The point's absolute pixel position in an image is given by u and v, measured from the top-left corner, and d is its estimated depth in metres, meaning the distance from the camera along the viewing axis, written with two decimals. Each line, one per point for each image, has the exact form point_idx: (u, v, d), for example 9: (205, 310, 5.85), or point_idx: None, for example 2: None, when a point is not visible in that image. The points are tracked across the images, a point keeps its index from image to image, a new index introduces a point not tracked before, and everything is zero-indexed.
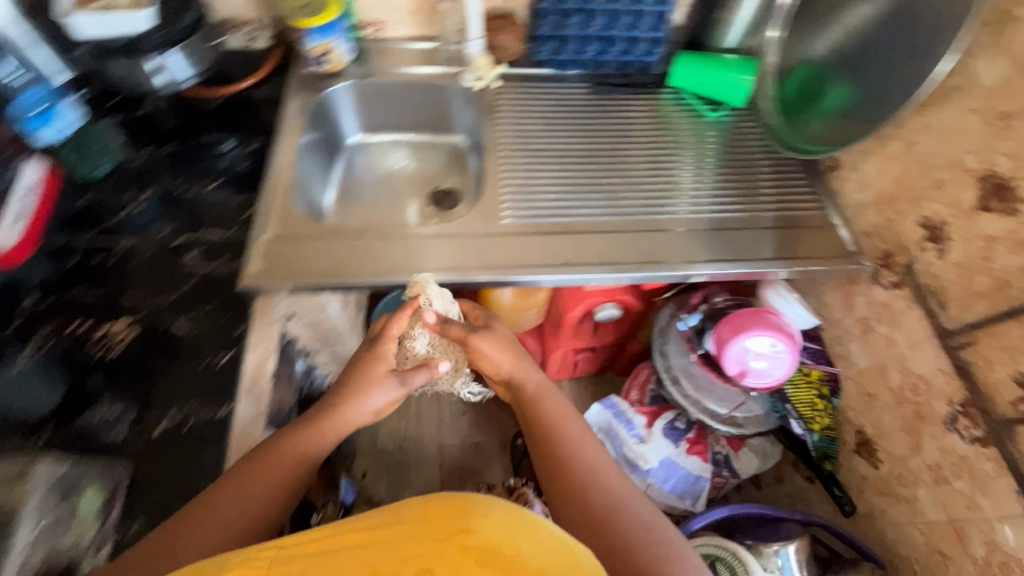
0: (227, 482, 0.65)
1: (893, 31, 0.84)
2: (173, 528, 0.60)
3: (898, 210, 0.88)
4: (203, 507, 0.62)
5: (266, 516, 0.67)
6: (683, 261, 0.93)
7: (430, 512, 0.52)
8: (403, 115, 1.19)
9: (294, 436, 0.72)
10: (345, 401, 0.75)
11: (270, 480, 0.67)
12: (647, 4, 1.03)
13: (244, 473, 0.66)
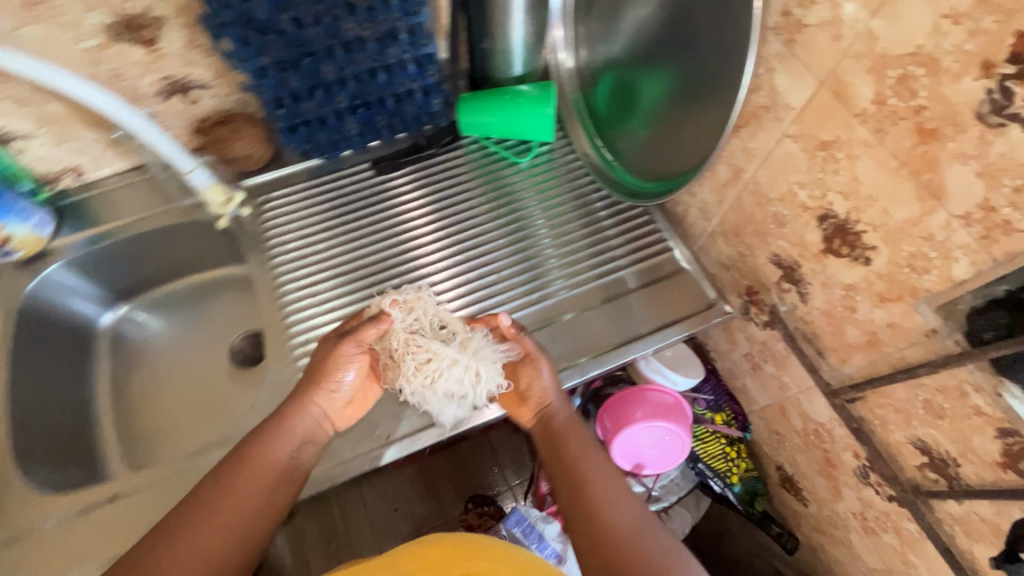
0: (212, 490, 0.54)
1: (679, 42, 0.67)
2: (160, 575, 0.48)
3: (747, 244, 0.73)
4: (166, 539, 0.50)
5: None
6: None
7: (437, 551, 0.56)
8: (163, 263, 0.93)
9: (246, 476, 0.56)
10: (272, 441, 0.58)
11: (247, 496, 0.54)
12: (397, 57, 0.82)
13: (226, 477, 0.55)
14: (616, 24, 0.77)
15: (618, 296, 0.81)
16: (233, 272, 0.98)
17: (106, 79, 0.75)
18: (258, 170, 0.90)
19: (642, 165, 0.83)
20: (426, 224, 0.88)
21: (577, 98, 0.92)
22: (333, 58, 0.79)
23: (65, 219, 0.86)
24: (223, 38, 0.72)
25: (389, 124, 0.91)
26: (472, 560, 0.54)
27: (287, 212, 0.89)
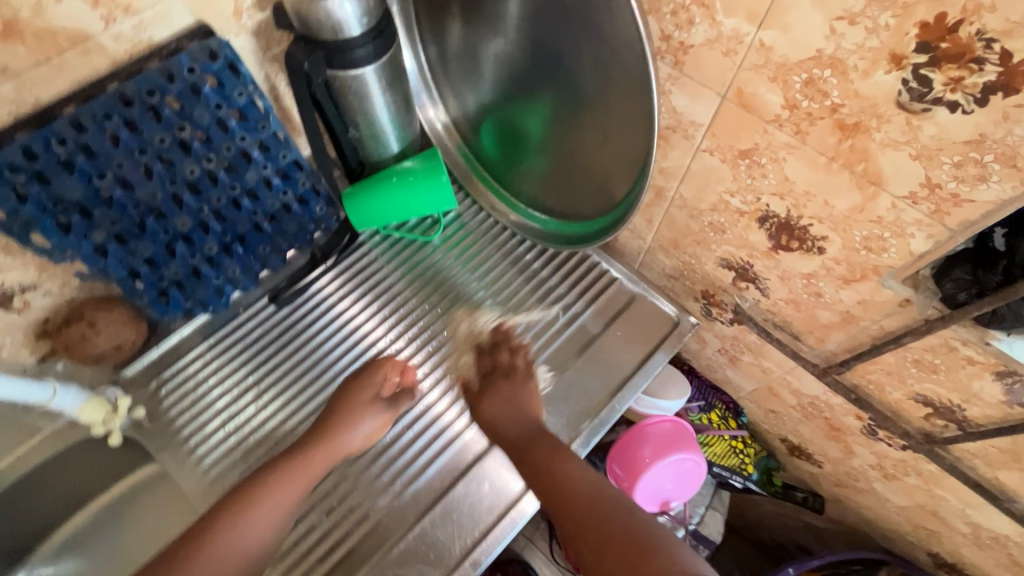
0: (255, 489, 0.59)
1: (561, 82, 0.62)
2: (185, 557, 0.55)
3: (690, 253, 0.71)
4: (214, 535, 0.56)
5: None
6: None
7: None
8: (50, 499, 0.74)
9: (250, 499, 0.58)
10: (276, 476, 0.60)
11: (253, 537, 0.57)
12: (256, 176, 0.70)
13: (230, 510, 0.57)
14: (483, 77, 0.72)
15: (589, 346, 0.76)
16: (138, 480, 0.79)
17: None
18: (136, 354, 0.75)
19: (557, 207, 0.78)
20: (356, 339, 0.77)
21: (467, 155, 0.86)
22: (182, 206, 0.66)
23: None
24: (33, 233, 0.57)
25: (276, 249, 0.78)
26: None
27: (192, 390, 0.74)
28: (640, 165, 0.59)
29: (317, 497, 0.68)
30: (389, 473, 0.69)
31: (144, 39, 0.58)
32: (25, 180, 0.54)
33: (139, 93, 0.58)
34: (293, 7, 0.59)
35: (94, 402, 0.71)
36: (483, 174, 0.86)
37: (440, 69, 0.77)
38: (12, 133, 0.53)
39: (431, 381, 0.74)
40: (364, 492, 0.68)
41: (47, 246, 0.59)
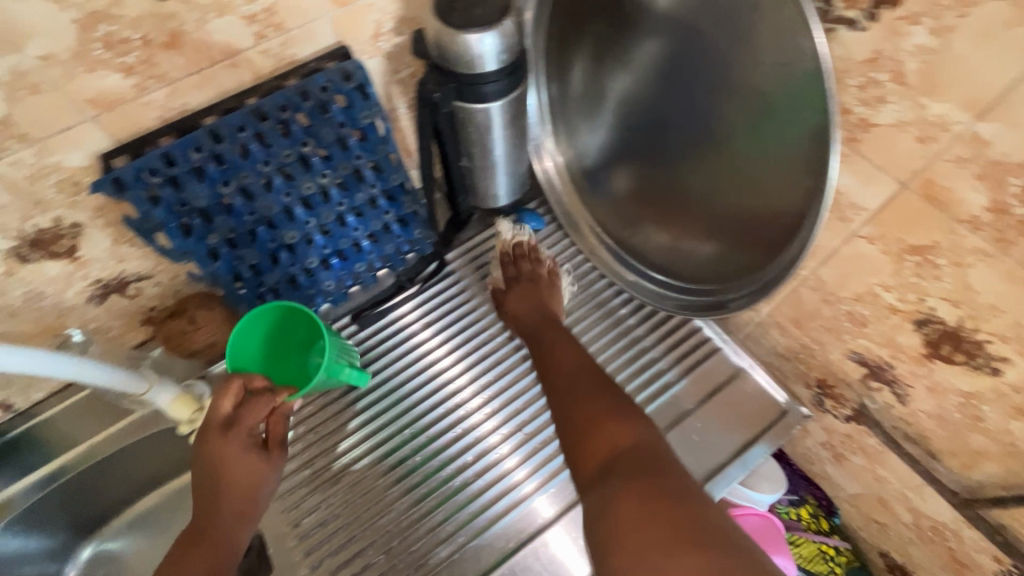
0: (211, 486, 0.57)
1: (705, 145, 0.59)
2: None
3: (813, 338, 0.64)
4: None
5: None
6: None
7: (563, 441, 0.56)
8: (131, 478, 0.78)
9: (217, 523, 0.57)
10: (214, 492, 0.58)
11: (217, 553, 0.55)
12: (364, 196, 0.70)
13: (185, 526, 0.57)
14: (603, 115, 0.71)
15: (680, 421, 0.70)
16: None
17: (22, 304, 0.61)
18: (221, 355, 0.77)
19: (667, 260, 0.73)
20: (436, 371, 0.76)
21: (571, 194, 0.82)
22: (293, 220, 0.67)
23: None
24: (157, 234, 0.59)
25: (371, 267, 0.78)
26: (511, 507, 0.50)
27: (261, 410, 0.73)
28: (786, 252, 0.55)
29: (379, 533, 0.67)
30: (452, 521, 0.67)
31: (288, 57, 0.59)
32: (158, 183, 0.55)
33: (274, 109, 0.58)
34: (433, 37, 0.58)
35: (157, 391, 0.66)
36: (588, 217, 0.82)
37: (551, 109, 0.76)
38: (158, 138, 0.55)
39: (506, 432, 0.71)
40: (426, 532, 0.66)
41: (167, 247, 0.61)
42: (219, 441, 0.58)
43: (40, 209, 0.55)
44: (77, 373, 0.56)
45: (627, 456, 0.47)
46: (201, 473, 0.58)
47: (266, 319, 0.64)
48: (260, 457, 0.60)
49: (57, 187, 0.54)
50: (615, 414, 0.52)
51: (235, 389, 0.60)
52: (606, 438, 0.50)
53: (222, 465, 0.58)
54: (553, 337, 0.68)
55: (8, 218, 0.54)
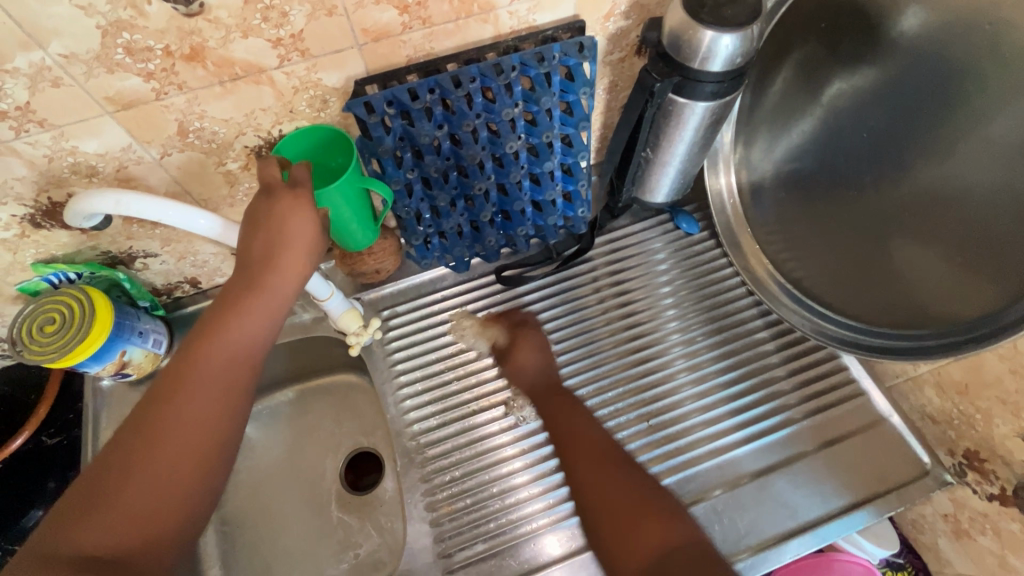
0: (260, 244, 0.55)
1: (934, 187, 0.59)
2: (161, 390, 0.52)
3: (980, 408, 0.63)
4: (187, 367, 0.53)
5: (182, 454, 0.50)
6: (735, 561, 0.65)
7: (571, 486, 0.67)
8: (274, 372, 0.86)
9: (190, 351, 0.53)
10: (256, 268, 0.55)
11: (222, 363, 0.54)
12: (548, 167, 0.72)
13: (229, 300, 0.55)
14: (799, 126, 0.70)
15: (799, 459, 0.70)
16: (339, 380, 0.90)
17: (242, 197, 0.68)
18: (380, 283, 0.82)
19: (833, 293, 0.71)
20: (564, 342, 0.80)
21: (735, 207, 0.80)
22: (484, 173, 0.70)
23: (177, 332, 0.80)
24: (374, 159, 0.64)
25: (527, 233, 0.81)
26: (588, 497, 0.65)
27: (396, 346, 0.79)
28: (1004, 312, 0.54)
29: (495, 483, 0.71)
30: (546, 496, 0.70)
31: (527, 22, 0.62)
32: (393, 114, 0.60)
33: (509, 67, 0.61)
34: (672, 28, 0.59)
35: (330, 298, 0.71)
36: (751, 239, 0.79)
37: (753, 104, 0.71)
38: (403, 74, 0.60)
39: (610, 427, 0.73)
40: (517, 499, 0.70)
41: (382, 172, 0.66)
42: (274, 200, 0.55)
43: (289, 117, 0.61)
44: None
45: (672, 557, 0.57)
46: (259, 230, 0.55)
47: (318, 140, 0.62)
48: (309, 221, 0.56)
49: (309, 101, 0.60)
50: (657, 508, 0.61)
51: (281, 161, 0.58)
52: (643, 540, 0.59)
53: (280, 229, 0.55)
54: (558, 408, 0.72)
55: (264, 120, 0.60)
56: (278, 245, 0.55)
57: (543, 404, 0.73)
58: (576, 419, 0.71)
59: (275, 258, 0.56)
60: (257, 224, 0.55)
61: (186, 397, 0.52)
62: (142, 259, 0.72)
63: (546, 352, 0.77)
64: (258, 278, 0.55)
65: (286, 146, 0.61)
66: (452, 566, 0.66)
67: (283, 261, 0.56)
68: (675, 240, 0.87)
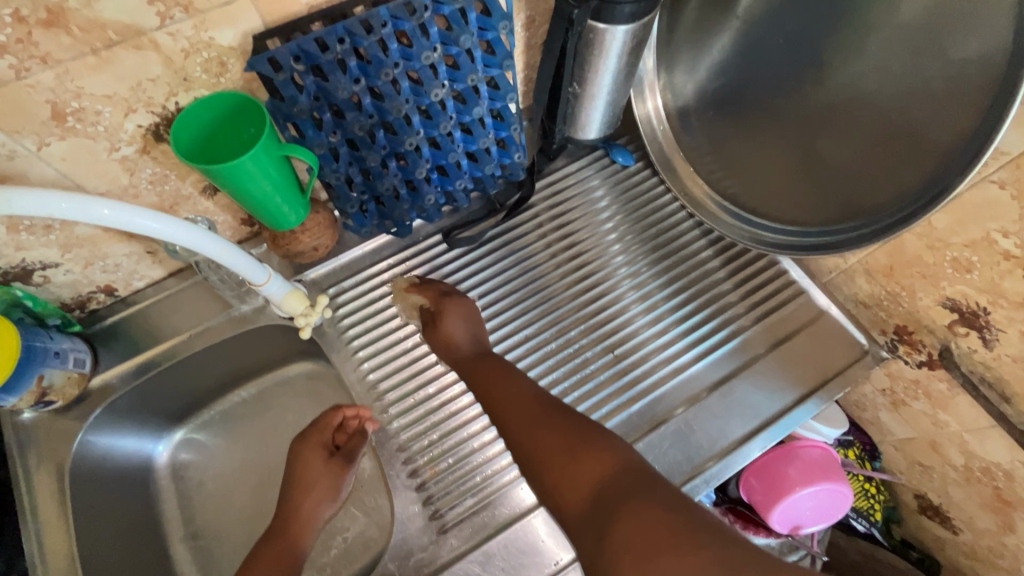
0: (297, 464, 0.71)
1: (841, 93, 0.60)
2: None
3: (904, 285, 0.67)
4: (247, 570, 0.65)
5: None
6: (709, 463, 0.69)
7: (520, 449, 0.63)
8: (221, 373, 0.81)
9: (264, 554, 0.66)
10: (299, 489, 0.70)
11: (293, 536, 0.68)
12: (476, 112, 0.70)
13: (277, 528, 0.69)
14: (719, 42, 0.69)
15: (751, 362, 0.74)
16: (296, 370, 0.86)
17: (147, 186, 0.61)
18: (319, 260, 0.78)
19: (767, 202, 0.75)
20: (519, 292, 0.80)
21: (666, 132, 0.83)
22: (412, 127, 0.67)
23: (100, 347, 0.73)
24: (291, 123, 0.60)
25: (466, 186, 0.79)
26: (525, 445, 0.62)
27: (352, 322, 0.76)
28: (916, 195, 0.56)
29: (476, 439, 0.70)
30: (496, 460, 0.69)
31: None
32: (302, 71, 0.55)
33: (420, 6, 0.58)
34: None
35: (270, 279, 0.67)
36: (683, 160, 0.83)
37: (669, 26, 0.73)
38: (306, 25, 0.55)
39: (576, 364, 0.75)
40: (477, 462, 0.69)
41: (302, 137, 0.62)
42: (302, 445, 0.72)
43: (184, 87, 0.55)
44: (216, 253, 0.60)
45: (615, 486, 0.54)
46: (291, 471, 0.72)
47: (219, 109, 0.56)
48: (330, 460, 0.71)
49: (204, 65, 0.54)
50: (590, 442, 0.59)
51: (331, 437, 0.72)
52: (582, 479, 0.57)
53: (307, 469, 0.71)
54: (496, 365, 0.70)
55: (155, 92, 0.53)
56: (305, 495, 0.69)
57: (476, 376, 0.70)
58: (495, 378, 0.69)
59: (311, 503, 0.69)
60: (294, 473, 0.71)
61: (267, 541, 0.68)
62: (41, 271, 0.64)
63: (471, 318, 0.74)
64: (298, 503, 0.69)
65: (184, 117, 0.54)
66: (445, 526, 0.65)
67: (316, 471, 0.71)
68: (614, 174, 0.88)
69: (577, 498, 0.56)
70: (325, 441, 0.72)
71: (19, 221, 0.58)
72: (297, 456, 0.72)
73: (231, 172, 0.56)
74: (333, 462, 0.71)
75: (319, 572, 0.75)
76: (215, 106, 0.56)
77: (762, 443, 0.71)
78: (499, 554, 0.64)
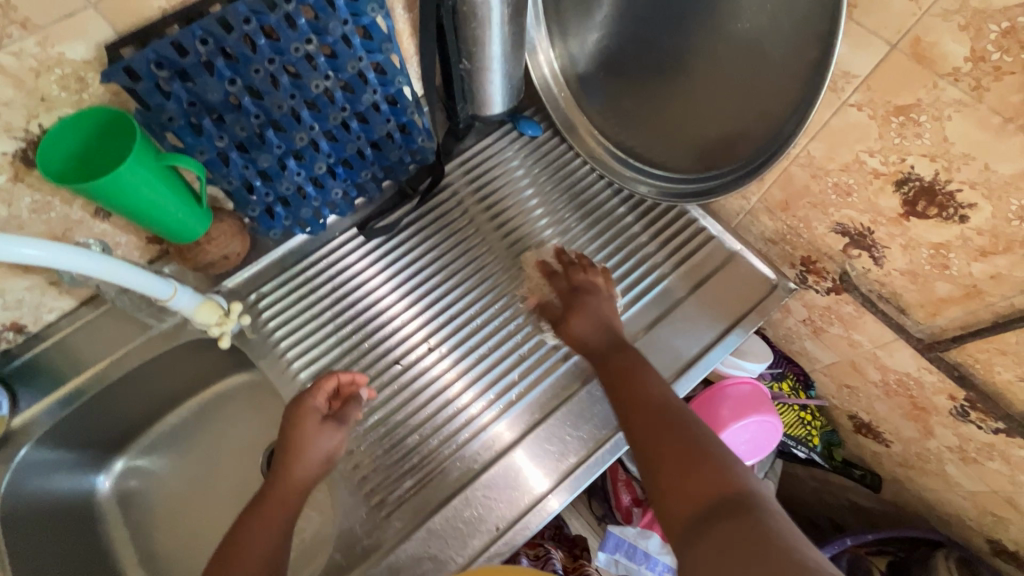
0: (290, 425, 0.66)
1: (705, 38, 0.62)
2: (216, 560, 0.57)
3: (800, 217, 0.70)
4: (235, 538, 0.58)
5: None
6: None
7: (641, 430, 0.59)
8: (154, 396, 0.80)
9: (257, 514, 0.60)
10: (291, 451, 0.64)
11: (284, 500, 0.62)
12: (368, 101, 0.70)
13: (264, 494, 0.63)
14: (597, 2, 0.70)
15: (672, 308, 0.77)
16: (234, 382, 0.86)
17: (30, 215, 0.60)
18: (235, 268, 0.77)
19: (664, 154, 0.77)
20: (449, 271, 0.80)
21: (567, 98, 0.84)
22: (301, 122, 0.66)
23: (18, 387, 0.71)
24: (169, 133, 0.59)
25: (375, 175, 0.79)
26: (641, 430, 0.59)
27: (276, 325, 0.76)
28: (785, 125, 0.58)
29: (416, 418, 0.71)
30: (437, 435, 0.70)
31: None
32: (167, 77, 0.54)
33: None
34: None
35: (180, 290, 0.67)
36: (585, 122, 0.84)
37: None
38: (163, 29, 0.54)
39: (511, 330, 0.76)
40: (415, 442, 0.70)
41: (185, 144, 0.61)
42: (297, 409, 0.66)
43: (44, 108, 0.53)
44: (102, 272, 0.59)
45: (724, 505, 0.48)
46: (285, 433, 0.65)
47: (86, 126, 0.55)
48: (330, 425, 0.66)
49: (60, 82, 0.52)
50: (716, 462, 0.53)
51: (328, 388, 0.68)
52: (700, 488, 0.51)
53: (298, 433, 0.65)
54: (631, 366, 0.66)
55: (12, 116, 0.52)
56: (296, 459, 0.63)
57: (605, 369, 0.67)
58: (632, 374, 0.65)
59: (301, 468, 0.63)
60: (286, 433, 0.65)
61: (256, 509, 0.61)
62: None
63: (601, 319, 0.72)
64: (288, 468, 0.63)
65: (51, 137, 0.53)
66: (388, 510, 0.66)
67: (315, 432, 0.65)
68: (526, 146, 0.89)
69: (684, 510, 0.50)
70: (314, 407, 0.67)
71: None
72: (293, 416, 0.66)
73: (109, 188, 0.55)
74: (327, 426, 0.66)
75: None
76: (82, 123, 0.54)
77: (687, 383, 0.73)
78: (445, 530, 0.65)
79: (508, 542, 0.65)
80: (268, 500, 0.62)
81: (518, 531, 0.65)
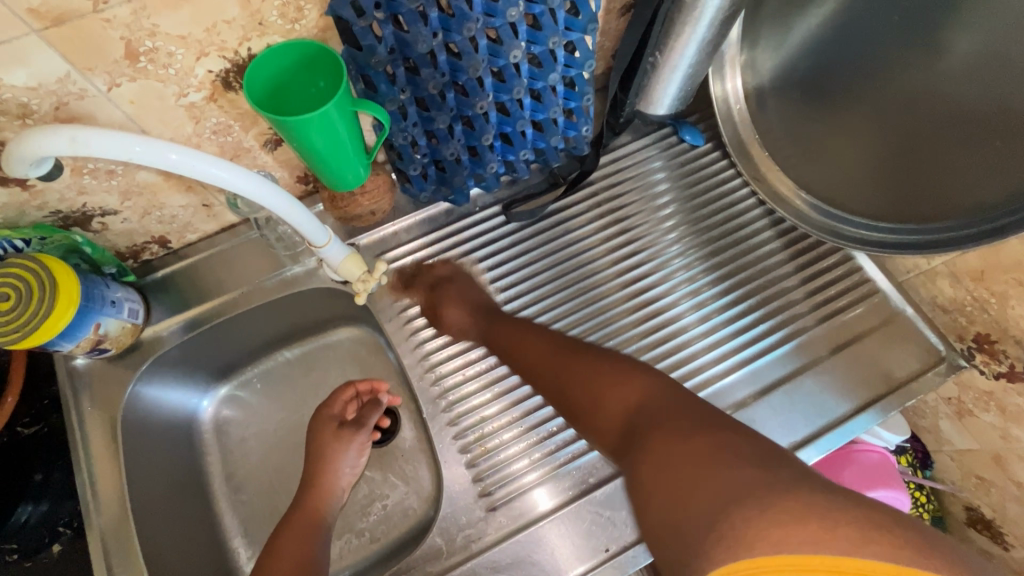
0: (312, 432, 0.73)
1: (952, 80, 0.55)
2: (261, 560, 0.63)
3: (995, 292, 0.63)
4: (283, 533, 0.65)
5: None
6: None
7: (541, 377, 0.66)
8: (267, 334, 0.80)
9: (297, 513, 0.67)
10: (317, 464, 0.71)
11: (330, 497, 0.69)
12: (552, 79, 0.65)
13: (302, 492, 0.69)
14: (819, 14, 0.63)
15: (813, 361, 0.72)
16: (340, 335, 0.85)
17: (210, 135, 0.59)
18: (374, 225, 0.76)
19: (847, 192, 0.71)
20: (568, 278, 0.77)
21: (742, 112, 0.79)
22: (484, 89, 0.63)
23: (151, 299, 0.72)
24: (364, 77, 0.57)
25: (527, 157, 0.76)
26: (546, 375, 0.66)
27: (407, 291, 0.75)
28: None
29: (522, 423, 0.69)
30: (545, 444, 0.67)
31: None
32: (382, 20, 0.52)
33: None
34: None
35: (331, 239, 0.64)
36: (756, 140, 0.79)
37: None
38: None
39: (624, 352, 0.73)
40: (520, 447, 0.67)
41: (374, 92, 0.59)
42: (320, 423, 0.74)
43: (258, 32, 0.52)
44: (284, 211, 0.57)
45: (648, 412, 0.55)
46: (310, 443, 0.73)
47: (294, 56, 0.53)
48: (348, 433, 0.73)
49: (280, 9, 0.51)
50: (632, 372, 0.61)
51: (348, 394, 0.75)
52: (614, 399, 0.59)
53: (324, 444, 0.72)
54: (518, 330, 0.70)
55: (229, 36, 0.51)
56: (325, 466, 0.70)
57: (502, 339, 0.70)
58: (522, 335, 0.70)
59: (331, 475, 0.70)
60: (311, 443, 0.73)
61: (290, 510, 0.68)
62: (100, 218, 0.63)
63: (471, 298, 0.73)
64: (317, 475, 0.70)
65: (258, 63, 0.51)
66: (494, 504, 0.65)
67: (336, 445, 0.72)
68: (679, 153, 0.84)
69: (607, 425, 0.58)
70: (334, 413, 0.75)
71: (82, 165, 0.56)
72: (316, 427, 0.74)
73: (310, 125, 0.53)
74: (346, 431, 0.73)
75: (358, 538, 0.75)
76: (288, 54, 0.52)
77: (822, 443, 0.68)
78: (548, 537, 0.63)
79: (613, 568, 0.61)
80: (299, 510, 0.67)
81: (628, 557, 0.62)
